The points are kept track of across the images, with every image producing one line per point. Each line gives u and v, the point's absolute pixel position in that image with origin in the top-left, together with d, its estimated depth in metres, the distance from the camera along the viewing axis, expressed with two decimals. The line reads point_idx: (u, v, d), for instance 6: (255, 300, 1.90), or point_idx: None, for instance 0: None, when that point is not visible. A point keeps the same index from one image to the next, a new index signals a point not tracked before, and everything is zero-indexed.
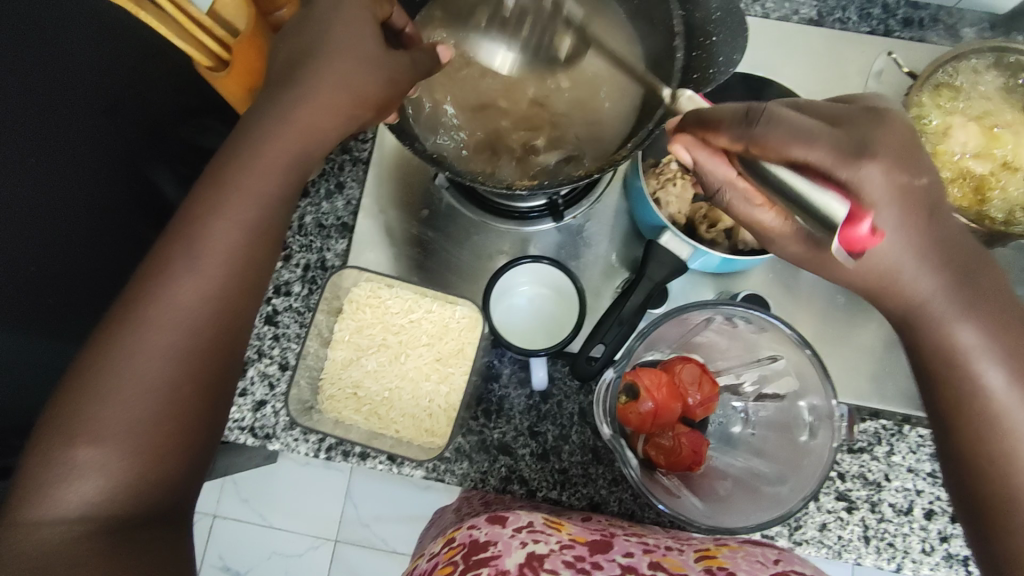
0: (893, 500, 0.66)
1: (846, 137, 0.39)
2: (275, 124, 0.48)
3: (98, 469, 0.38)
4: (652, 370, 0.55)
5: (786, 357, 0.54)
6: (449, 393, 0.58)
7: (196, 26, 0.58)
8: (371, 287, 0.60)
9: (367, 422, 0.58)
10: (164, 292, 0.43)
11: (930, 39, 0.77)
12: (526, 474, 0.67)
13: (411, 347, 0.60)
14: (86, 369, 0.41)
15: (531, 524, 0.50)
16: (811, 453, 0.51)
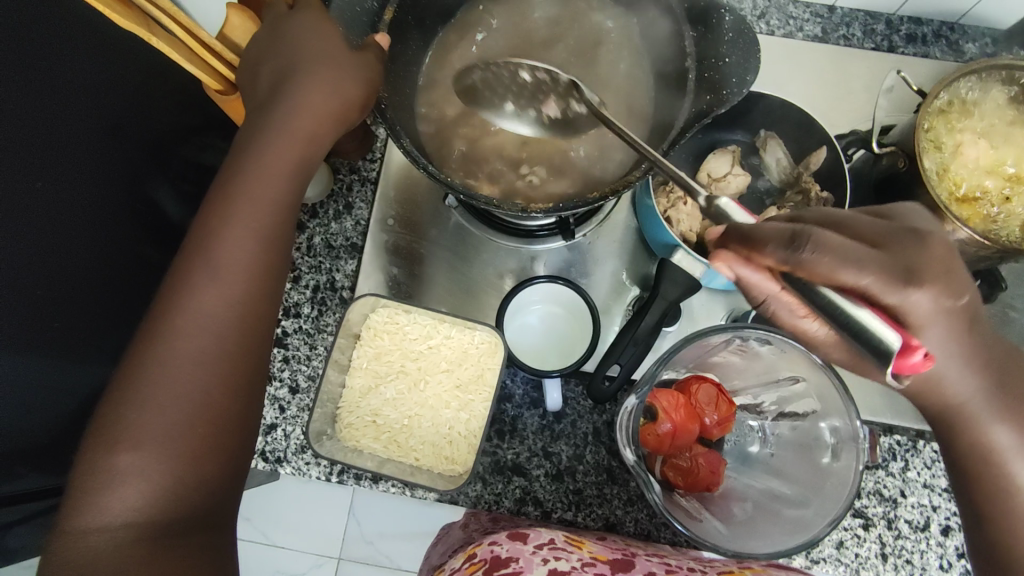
0: (910, 517, 0.66)
1: (893, 261, 0.37)
2: (276, 136, 0.50)
3: (138, 476, 0.40)
4: (669, 391, 0.55)
5: (808, 379, 0.54)
6: (470, 419, 0.58)
7: (207, 51, 0.57)
8: (389, 313, 0.60)
9: (386, 450, 0.57)
10: (191, 306, 0.44)
11: (933, 54, 0.77)
12: (541, 495, 0.66)
13: (431, 374, 0.59)
14: (123, 382, 0.42)
15: (551, 541, 0.50)
16: (834, 476, 0.51)
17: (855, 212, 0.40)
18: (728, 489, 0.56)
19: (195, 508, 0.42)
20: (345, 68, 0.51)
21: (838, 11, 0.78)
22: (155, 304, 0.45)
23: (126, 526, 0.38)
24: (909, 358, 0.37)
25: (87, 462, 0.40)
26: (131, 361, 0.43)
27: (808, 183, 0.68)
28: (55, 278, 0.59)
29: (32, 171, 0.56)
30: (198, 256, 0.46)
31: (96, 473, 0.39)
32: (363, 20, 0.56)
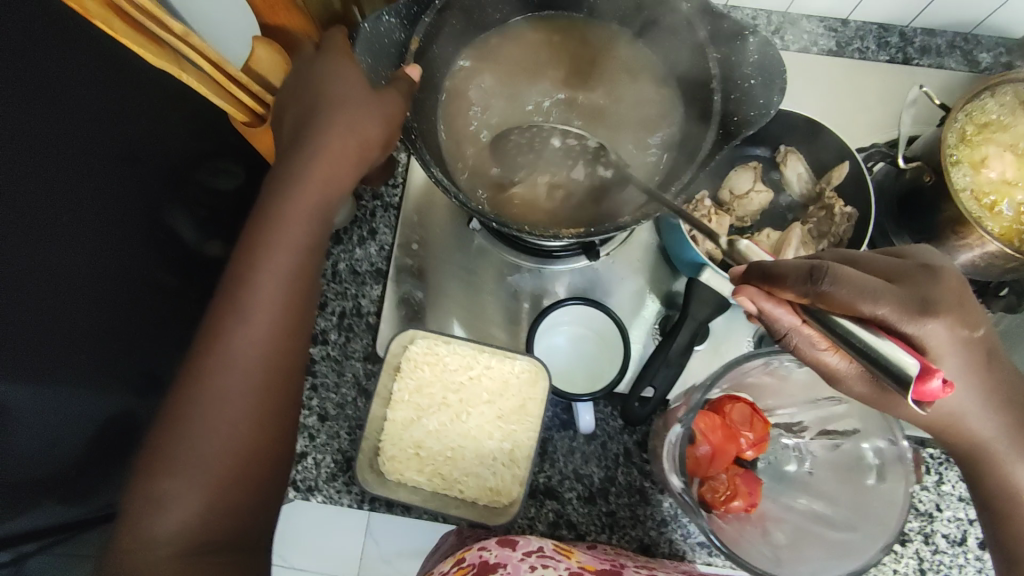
0: (946, 531, 0.65)
1: (909, 293, 0.39)
2: (303, 164, 0.48)
3: (178, 506, 0.41)
4: (708, 413, 0.55)
5: (850, 402, 0.54)
6: (513, 449, 0.58)
7: (235, 85, 0.57)
8: (428, 344, 0.60)
9: (430, 483, 0.57)
10: (225, 341, 0.44)
11: (948, 65, 0.78)
12: (574, 518, 0.66)
13: (472, 405, 0.59)
14: (166, 414, 0.43)
15: (540, 548, 0.53)
16: (880, 497, 0.51)
17: (873, 255, 0.43)
18: (771, 513, 0.55)
19: (233, 535, 0.43)
20: (372, 100, 0.50)
21: (851, 25, 0.79)
22: (194, 337, 0.44)
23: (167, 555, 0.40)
24: (927, 381, 0.34)
25: (133, 491, 0.42)
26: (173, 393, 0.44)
27: (831, 199, 0.68)
28: (80, 311, 0.60)
29: (56, 205, 0.57)
30: (234, 289, 0.45)
31: (139, 502, 0.41)
32: (390, 52, 0.56)
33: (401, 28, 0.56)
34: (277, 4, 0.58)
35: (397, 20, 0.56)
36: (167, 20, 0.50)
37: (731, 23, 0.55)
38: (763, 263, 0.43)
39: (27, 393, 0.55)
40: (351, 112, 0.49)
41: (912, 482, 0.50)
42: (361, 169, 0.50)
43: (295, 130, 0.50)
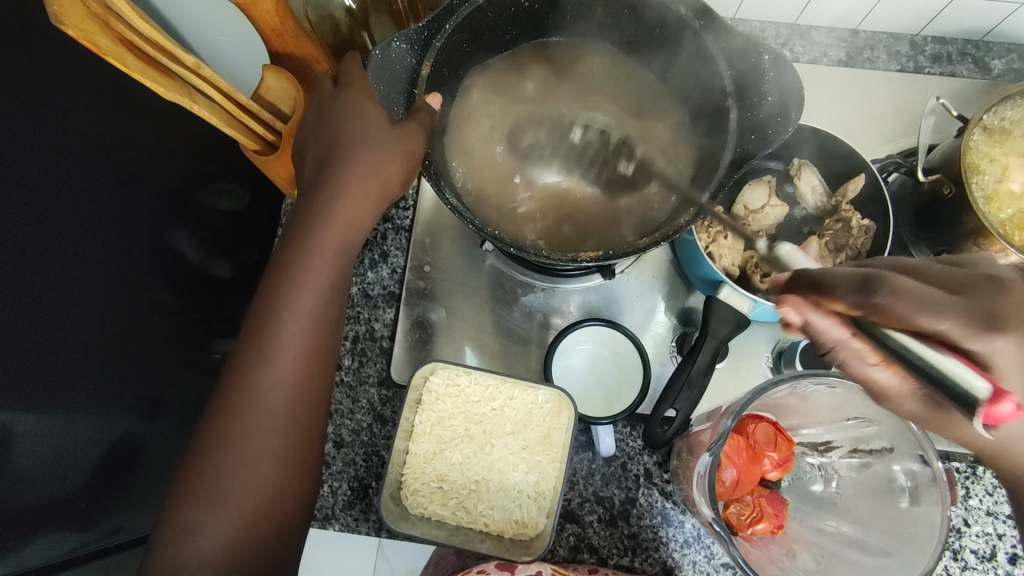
0: (975, 546, 0.64)
1: (970, 306, 0.37)
2: (322, 208, 0.49)
3: (212, 536, 0.44)
4: (733, 435, 0.54)
5: (879, 423, 0.53)
6: (540, 481, 0.57)
7: (245, 113, 0.57)
8: (448, 374, 0.59)
9: (454, 517, 0.56)
10: (256, 382, 0.46)
11: (960, 73, 0.77)
12: (596, 542, 0.65)
13: (496, 436, 0.59)
14: (199, 450, 0.46)
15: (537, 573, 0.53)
16: (915, 522, 0.50)
17: (923, 263, 0.41)
18: (800, 536, 0.55)
19: (262, 564, 0.46)
20: (396, 137, 0.51)
21: (861, 35, 0.78)
22: (225, 379, 0.48)
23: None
24: (998, 404, 0.35)
25: (168, 523, 0.44)
26: (204, 430, 0.47)
27: (847, 212, 0.67)
28: (92, 343, 0.59)
29: (67, 237, 0.57)
30: (260, 333, 0.47)
31: (173, 535, 0.44)
32: (402, 77, 0.56)
33: (412, 54, 0.56)
34: (286, 32, 0.57)
35: (409, 46, 0.55)
36: (178, 55, 0.49)
37: (745, 40, 0.55)
38: (809, 271, 0.40)
39: (41, 427, 0.55)
40: (374, 150, 0.50)
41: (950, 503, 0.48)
42: (384, 204, 0.52)
43: (320, 170, 0.51)
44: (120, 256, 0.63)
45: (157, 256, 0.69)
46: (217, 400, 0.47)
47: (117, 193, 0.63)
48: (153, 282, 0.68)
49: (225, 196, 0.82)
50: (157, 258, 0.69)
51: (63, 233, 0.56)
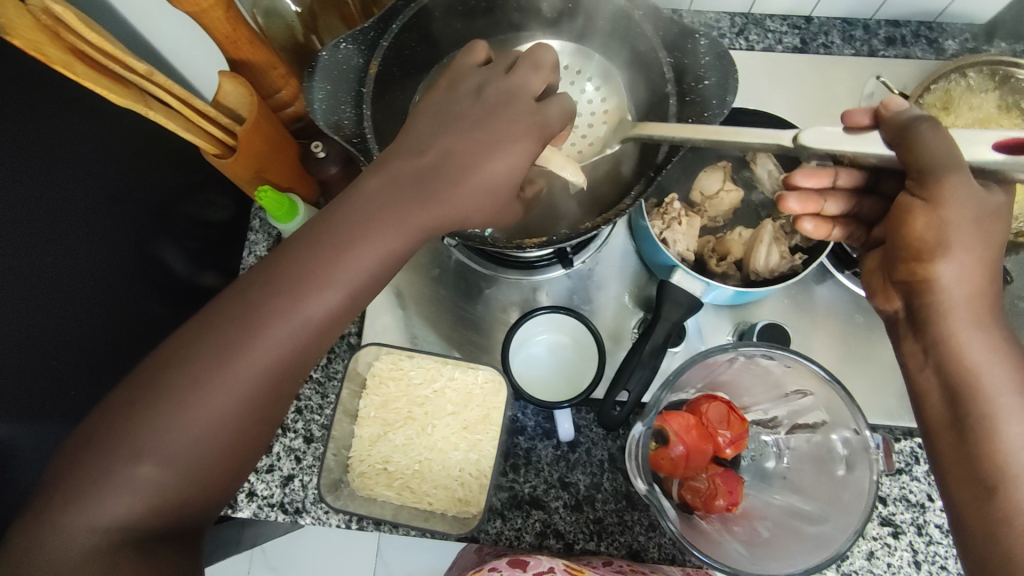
0: (939, 521, 0.65)
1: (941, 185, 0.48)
2: (397, 207, 0.44)
3: (155, 489, 0.37)
4: (680, 414, 0.55)
5: (815, 392, 0.54)
6: (478, 458, 0.61)
7: (202, 117, 0.59)
8: (393, 359, 0.63)
9: (399, 496, 0.60)
10: (265, 344, 0.40)
11: (914, 55, 0.78)
12: (562, 527, 0.66)
13: (437, 418, 0.62)
14: (164, 381, 0.38)
15: (551, 569, 0.56)
16: (849, 487, 0.50)
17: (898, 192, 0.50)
18: (752, 508, 0.55)
19: (184, 525, 0.39)
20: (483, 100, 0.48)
21: (815, 21, 0.80)
22: (222, 311, 0.40)
23: (113, 541, 0.36)
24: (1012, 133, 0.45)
25: (94, 451, 0.37)
26: (179, 356, 0.39)
27: None
28: (68, 349, 0.60)
29: (46, 246, 0.58)
30: (284, 295, 0.41)
31: (101, 468, 0.36)
32: (351, 78, 0.57)
33: (359, 53, 0.57)
34: (240, 39, 0.59)
35: (355, 46, 0.57)
36: (129, 62, 0.52)
37: (682, 27, 0.56)
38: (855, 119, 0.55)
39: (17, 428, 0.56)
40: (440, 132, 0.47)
41: (879, 470, 0.49)
42: None
43: (421, 170, 0.45)
44: (102, 263, 0.64)
45: (139, 263, 0.70)
46: (203, 327, 0.40)
47: (99, 203, 0.64)
48: (135, 288, 0.70)
49: (214, 208, 0.82)
50: (140, 265, 0.70)
51: (42, 240, 0.57)
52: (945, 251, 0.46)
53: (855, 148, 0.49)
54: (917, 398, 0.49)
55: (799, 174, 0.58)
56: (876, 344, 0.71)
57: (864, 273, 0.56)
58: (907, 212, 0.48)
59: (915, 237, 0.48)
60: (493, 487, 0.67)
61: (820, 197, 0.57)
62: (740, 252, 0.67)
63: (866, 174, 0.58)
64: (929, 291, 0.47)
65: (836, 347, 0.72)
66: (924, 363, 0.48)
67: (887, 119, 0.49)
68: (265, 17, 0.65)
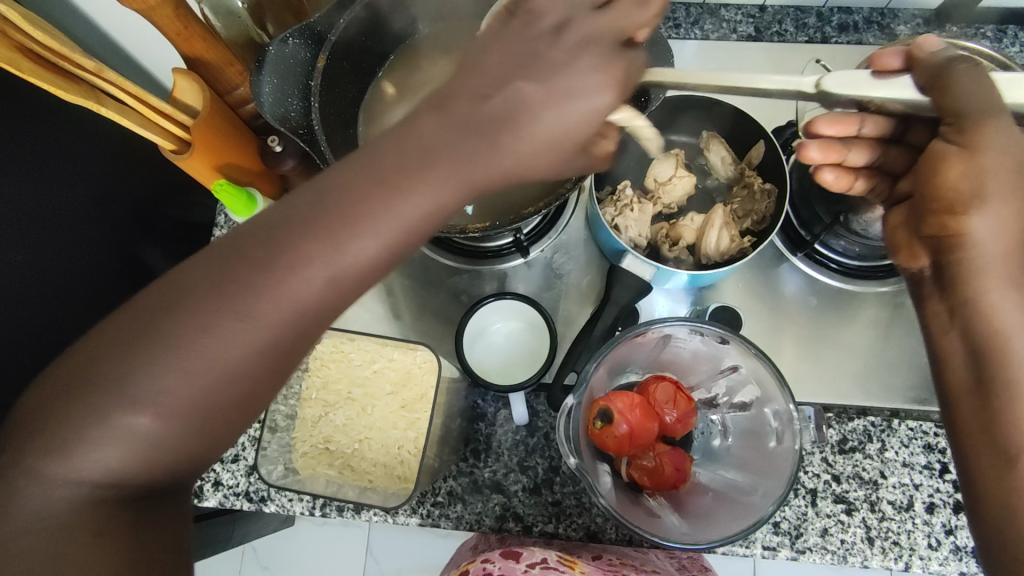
0: (892, 497, 0.66)
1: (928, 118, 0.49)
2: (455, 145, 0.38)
3: (147, 443, 0.34)
4: (625, 392, 0.55)
5: (747, 367, 0.55)
6: (416, 435, 0.63)
7: (158, 114, 0.60)
8: (335, 342, 0.65)
9: (341, 475, 0.63)
10: (282, 303, 0.35)
11: (867, 41, 0.79)
12: (521, 510, 0.67)
13: (377, 397, 0.65)
14: (175, 314, 0.35)
15: (544, 561, 0.55)
16: (777, 458, 0.52)
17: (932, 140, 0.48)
18: (693, 481, 0.57)
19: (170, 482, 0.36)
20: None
21: (769, 10, 0.81)
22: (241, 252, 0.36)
23: (94, 491, 0.34)
24: None
25: (78, 388, 0.33)
26: (181, 296, 0.35)
27: (750, 177, 0.69)
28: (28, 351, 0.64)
29: None
30: (308, 254, 0.36)
31: (90, 411, 0.33)
32: (298, 71, 0.59)
33: (307, 48, 0.59)
34: (194, 37, 0.61)
35: (302, 41, 0.58)
36: (79, 60, 0.54)
37: None
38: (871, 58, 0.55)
39: None
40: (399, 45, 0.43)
41: (802, 441, 0.51)
42: None
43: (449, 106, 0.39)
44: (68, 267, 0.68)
45: (109, 264, 0.74)
46: (216, 270, 0.35)
47: (64, 207, 0.68)
48: (103, 288, 0.73)
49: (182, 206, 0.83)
50: (109, 266, 0.74)
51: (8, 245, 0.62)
52: (979, 202, 0.44)
53: (884, 95, 0.49)
54: (935, 361, 0.46)
55: (820, 122, 0.56)
56: (831, 325, 0.72)
57: (888, 227, 0.54)
58: (939, 161, 0.47)
59: (948, 186, 0.46)
60: (454, 472, 0.68)
61: (841, 147, 0.56)
62: (692, 238, 0.68)
63: (895, 121, 0.55)
64: (959, 246, 0.45)
65: (791, 328, 0.73)
66: (947, 325, 0.46)
67: (920, 61, 0.49)
68: (224, 20, 0.66)
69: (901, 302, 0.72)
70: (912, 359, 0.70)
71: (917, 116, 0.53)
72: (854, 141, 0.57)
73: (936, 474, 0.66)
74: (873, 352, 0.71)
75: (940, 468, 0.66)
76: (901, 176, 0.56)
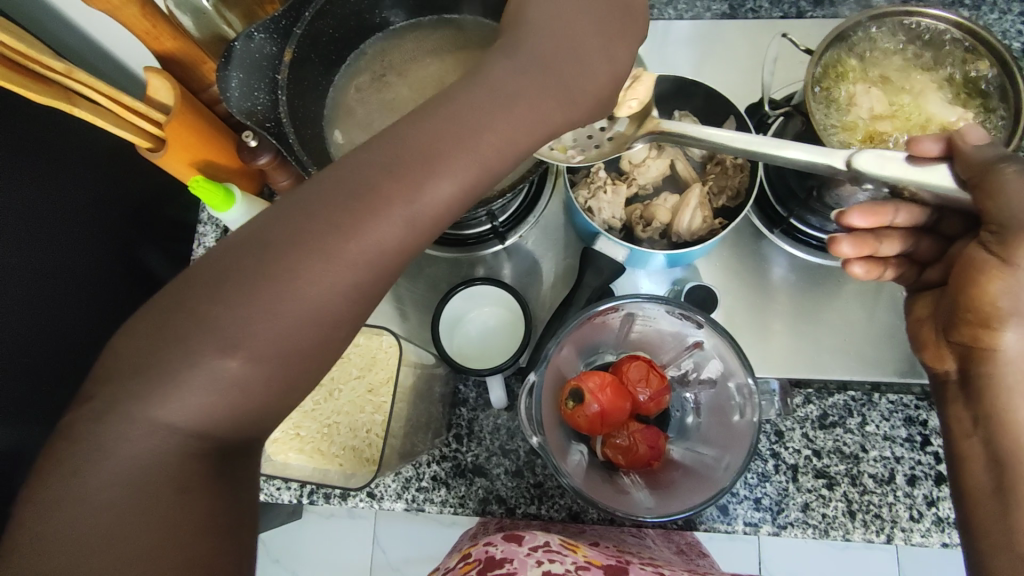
0: (873, 471, 0.66)
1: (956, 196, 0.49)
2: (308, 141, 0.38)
3: (223, 390, 0.34)
4: (596, 372, 0.55)
5: (708, 342, 0.56)
6: (379, 416, 0.65)
7: (134, 114, 0.62)
8: None
9: (311, 459, 0.63)
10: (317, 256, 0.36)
11: (843, 14, 0.78)
12: (503, 493, 0.67)
13: (343, 382, 0.66)
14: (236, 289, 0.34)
15: (547, 543, 0.54)
16: (739, 432, 0.53)
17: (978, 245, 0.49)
18: (664, 456, 0.58)
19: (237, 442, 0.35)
20: None
21: None
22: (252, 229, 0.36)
23: (181, 444, 0.33)
24: None
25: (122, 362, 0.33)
26: (248, 244, 0.36)
27: (723, 154, 0.68)
28: (26, 351, 0.65)
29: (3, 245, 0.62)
30: (336, 203, 0.36)
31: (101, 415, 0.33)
32: (264, 66, 0.59)
33: (272, 42, 0.59)
34: (162, 35, 0.62)
35: (267, 35, 0.59)
36: (49, 63, 0.55)
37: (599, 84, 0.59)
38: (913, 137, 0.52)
39: None
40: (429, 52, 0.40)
41: (762, 414, 0.51)
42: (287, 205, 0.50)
43: None
44: (69, 263, 0.70)
45: (104, 263, 0.75)
46: (232, 252, 0.35)
47: (65, 208, 0.69)
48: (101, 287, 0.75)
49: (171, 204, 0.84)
50: (107, 263, 0.75)
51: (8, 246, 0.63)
52: (1014, 320, 0.46)
53: (916, 180, 0.49)
54: (959, 464, 0.50)
55: (854, 214, 0.55)
56: (814, 303, 0.72)
57: (912, 319, 0.57)
58: (980, 271, 0.48)
59: (988, 301, 0.47)
60: (437, 456, 0.69)
61: (874, 240, 0.56)
62: (666, 219, 0.68)
63: (928, 212, 0.56)
64: (990, 359, 0.49)
65: (769, 307, 0.73)
66: (970, 431, 0.50)
67: (962, 154, 0.48)
68: (193, 17, 0.65)
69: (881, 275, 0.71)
70: (894, 333, 0.70)
71: (950, 210, 0.55)
72: (887, 230, 0.57)
73: (918, 446, 0.66)
74: (858, 329, 0.71)
75: (921, 440, 0.66)
76: (924, 264, 0.58)
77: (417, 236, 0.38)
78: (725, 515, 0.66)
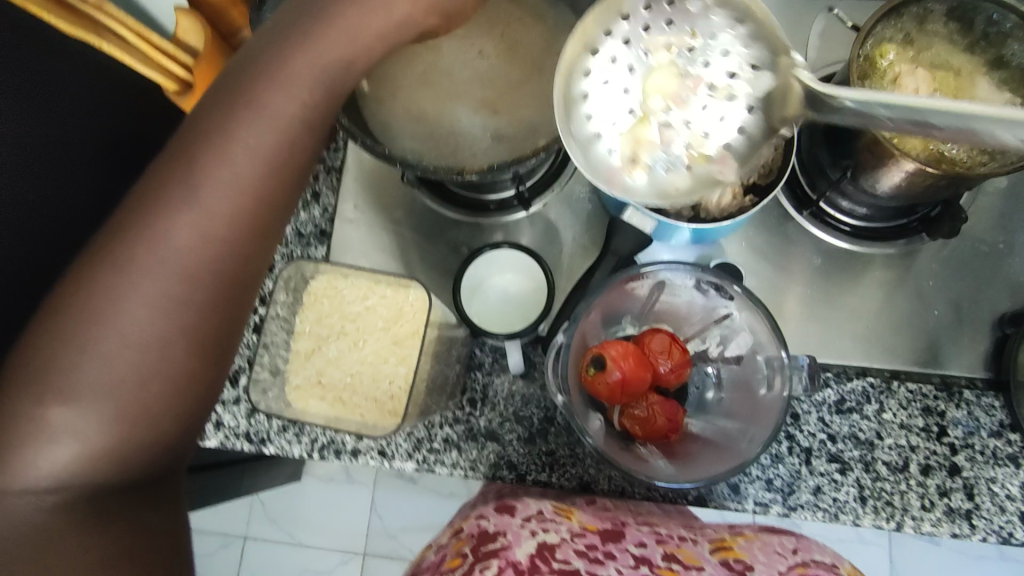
0: (887, 458, 0.66)
1: None
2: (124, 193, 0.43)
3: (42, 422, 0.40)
4: (619, 341, 0.55)
5: (740, 314, 0.57)
6: (405, 369, 0.64)
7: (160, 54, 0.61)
8: (328, 278, 0.66)
9: (332, 408, 0.64)
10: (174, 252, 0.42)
11: None
12: (515, 459, 0.67)
13: (368, 333, 0.65)
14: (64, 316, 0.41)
15: (540, 512, 0.54)
16: (767, 404, 0.54)
17: None
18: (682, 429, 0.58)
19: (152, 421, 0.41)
20: None
21: None
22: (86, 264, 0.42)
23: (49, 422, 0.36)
24: None
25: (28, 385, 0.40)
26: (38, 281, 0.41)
27: None
28: None
29: None
30: None
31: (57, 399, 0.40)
32: None
33: None
34: None
35: None
36: None
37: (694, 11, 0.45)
38: None
39: None
40: None
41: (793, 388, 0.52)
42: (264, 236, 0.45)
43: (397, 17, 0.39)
44: None
45: None
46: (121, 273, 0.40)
47: None
48: None
49: None
50: None
51: None
52: None
53: None
54: None
55: None
56: (839, 288, 0.71)
57: None
58: None
59: None
60: (450, 419, 0.68)
61: None
62: None
63: None
64: None
65: (793, 289, 0.72)
66: None
67: None
68: None
69: (909, 264, 0.70)
70: (916, 323, 0.69)
71: None
72: None
73: (934, 436, 0.66)
74: (882, 316, 0.70)
75: (938, 431, 0.66)
76: None
77: (228, 203, 0.43)
78: (736, 493, 0.65)
